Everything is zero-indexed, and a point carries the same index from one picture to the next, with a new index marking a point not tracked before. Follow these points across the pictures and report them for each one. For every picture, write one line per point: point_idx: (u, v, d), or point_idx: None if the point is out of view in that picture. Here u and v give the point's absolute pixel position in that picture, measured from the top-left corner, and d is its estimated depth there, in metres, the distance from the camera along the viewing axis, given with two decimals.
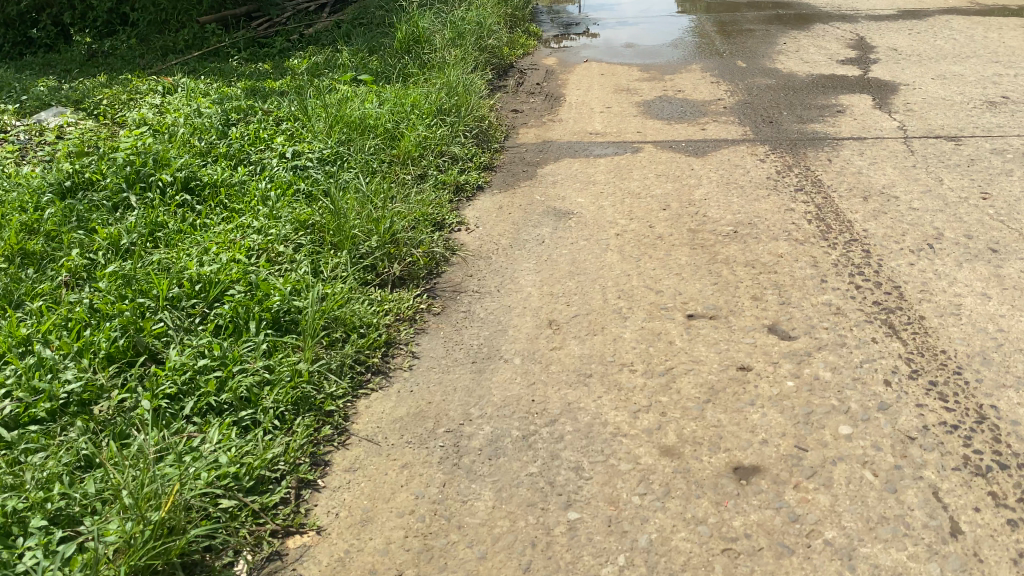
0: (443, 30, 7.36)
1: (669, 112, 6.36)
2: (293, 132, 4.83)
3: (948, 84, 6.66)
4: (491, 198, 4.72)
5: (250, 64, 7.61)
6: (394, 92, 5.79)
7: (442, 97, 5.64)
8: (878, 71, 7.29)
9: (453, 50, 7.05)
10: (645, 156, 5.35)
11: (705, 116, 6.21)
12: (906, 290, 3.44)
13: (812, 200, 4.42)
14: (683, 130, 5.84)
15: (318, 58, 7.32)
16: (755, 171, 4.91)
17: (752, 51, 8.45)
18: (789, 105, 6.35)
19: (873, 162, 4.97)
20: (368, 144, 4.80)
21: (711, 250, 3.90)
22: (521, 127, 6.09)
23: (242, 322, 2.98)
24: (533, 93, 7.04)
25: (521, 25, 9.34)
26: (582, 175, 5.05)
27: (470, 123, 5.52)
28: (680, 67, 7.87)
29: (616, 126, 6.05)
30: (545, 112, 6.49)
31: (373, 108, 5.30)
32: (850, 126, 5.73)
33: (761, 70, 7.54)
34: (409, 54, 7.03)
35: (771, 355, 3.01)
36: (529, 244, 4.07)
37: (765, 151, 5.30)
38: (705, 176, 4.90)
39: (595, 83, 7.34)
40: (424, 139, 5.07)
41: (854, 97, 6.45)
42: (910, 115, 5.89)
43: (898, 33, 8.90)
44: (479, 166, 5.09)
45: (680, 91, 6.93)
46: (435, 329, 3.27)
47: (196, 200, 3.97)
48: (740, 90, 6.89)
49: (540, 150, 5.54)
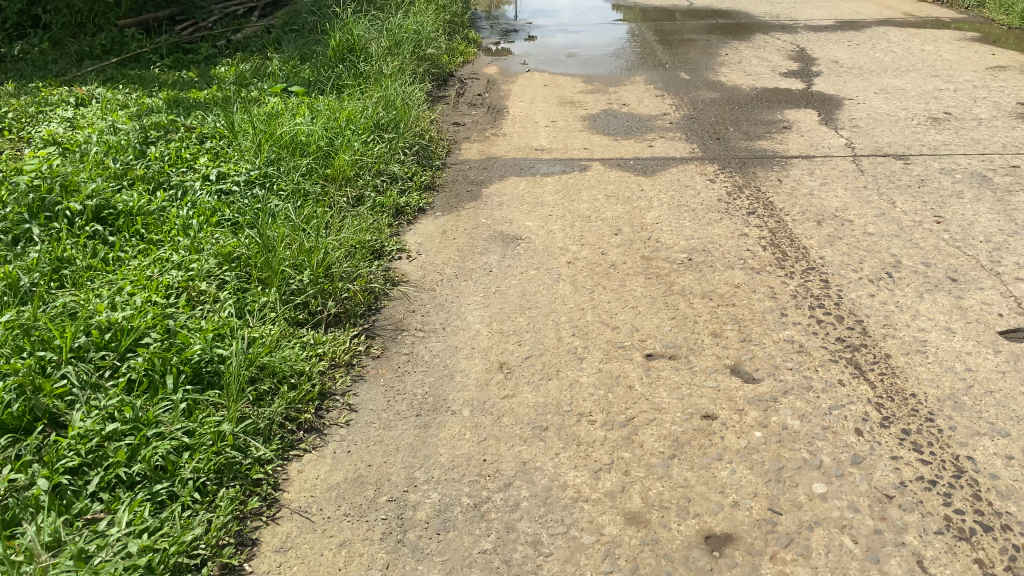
0: (379, 38, 7.08)
1: (615, 127, 6.20)
2: (217, 151, 4.51)
3: (891, 99, 6.65)
4: (433, 220, 4.46)
5: (172, 71, 7.22)
6: (327, 105, 5.49)
7: (378, 111, 5.36)
8: (821, 85, 7.25)
9: (389, 60, 6.78)
10: (593, 175, 5.17)
11: (652, 132, 6.06)
12: (869, 324, 3.29)
13: (766, 224, 4.29)
14: (630, 147, 5.68)
15: (246, 66, 6.99)
16: (706, 192, 4.77)
17: (694, 62, 8.36)
18: (735, 120, 6.25)
19: (824, 183, 4.87)
20: (299, 164, 4.50)
21: (666, 280, 3.72)
22: (463, 141, 5.85)
23: (157, 376, 2.68)
24: (474, 104, 6.81)
25: (459, 31, 9.08)
26: (528, 196, 4.83)
27: (409, 138, 5.25)
28: (623, 78, 7.73)
29: (561, 141, 5.86)
30: (487, 126, 6.27)
31: (305, 123, 4.99)
32: (798, 144, 5.64)
33: (705, 83, 7.44)
34: (343, 62, 6.73)
35: (736, 400, 2.83)
36: (475, 273, 3.84)
37: (715, 170, 5.16)
38: (656, 198, 4.73)
39: (537, 95, 7.14)
40: (360, 156, 4.78)
41: (799, 112, 6.39)
42: (857, 132, 5.83)
43: (837, 45, 8.91)
44: (419, 185, 4.83)
45: (625, 104, 6.78)
46: (375, 377, 3.02)
47: (109, 231, 3.64)
48: (685, 103, 6.77)
49: (483, 168, 5.31)
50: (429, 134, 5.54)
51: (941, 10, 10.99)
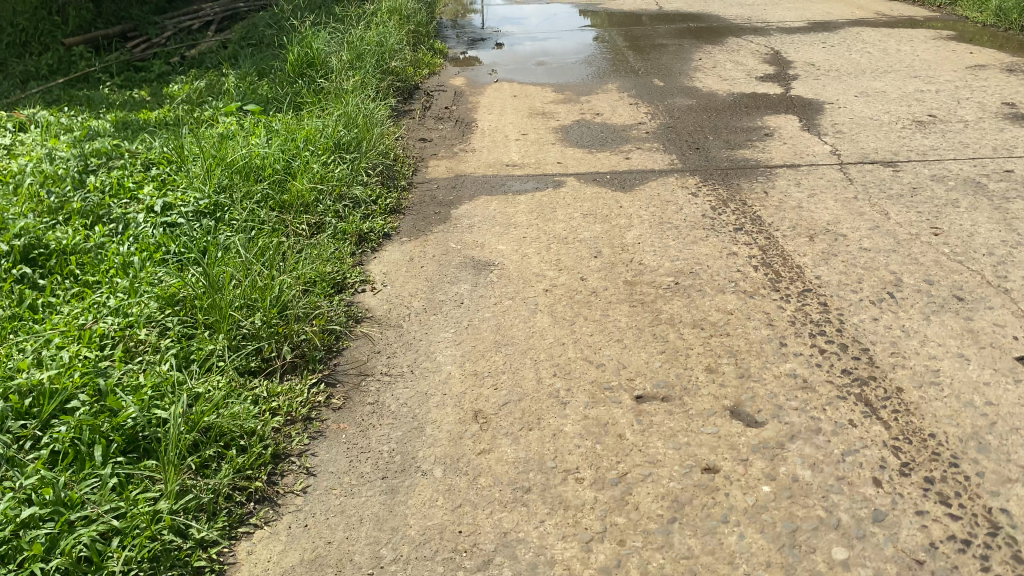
0: (340, 52, 6.76)
1: (589, 138, 5.93)
2: (164, 179, 4.17)
3: (873, 103, 6.44)
4: (399, 246, 4.15)
5: (123, 91, 6.86)
6: (285, 125, 5.18)
7: (339, 130, 5.04)
8: (800, 89, 7.03)
9: (351, 74, 6.48)
10: (569, 191, 4.88)
11: (628, 143, 5.79)
12: (876, 353, 3.03)
13: (756, 241, 4.02)
14: (606, 160, 5.41)
15: (200, 84, 6.65)
16: (689, 208, 4.51)
17: (668, 67, 8.12)
18: (714, 128, 6.00)
19: (812, 194, 4.62)
20: (254, 190, 4.17)
21: (653, 307, 3.44)
22: (431, 158, 5.56)
23: (84, 447, 2.35)
24: (441, 119, 6.51)
25: (425, 42, 8.78)
26: (501, 216, 4.54)
27: (372, 158, 4.94)
28: (595, 86, 7.47)
29: (534, 156, 5.57)
30: (456, 141, 5.97)
31: (260, 145, 4.66)
32: (781, 152, 5.40)
33: (680, 90, 7.20)
34: (302, 79, 6.42)
35: (739, 449, 2.56)
36: (444, 305, 3.52)
37: (696, 183, 4.90)
38: (636, 215, 4.46)
39: (507, 107, 6.85)
40: (320, 180, 4.46)
41: (780, 118, 6.15)
42: (841, 138, 5.60)
43: (812, 47, 8.72)
44: (384, 209, 4.52)
45: (599, 114, 6.51)
46: (335, 432, 2.71)
47: (40, 272, 3.30)
48: (661, 112, 6.52)
49: (452, 187, 5.00)
50: (393, 154, 5.23)
51: (912, 9, 10.87)
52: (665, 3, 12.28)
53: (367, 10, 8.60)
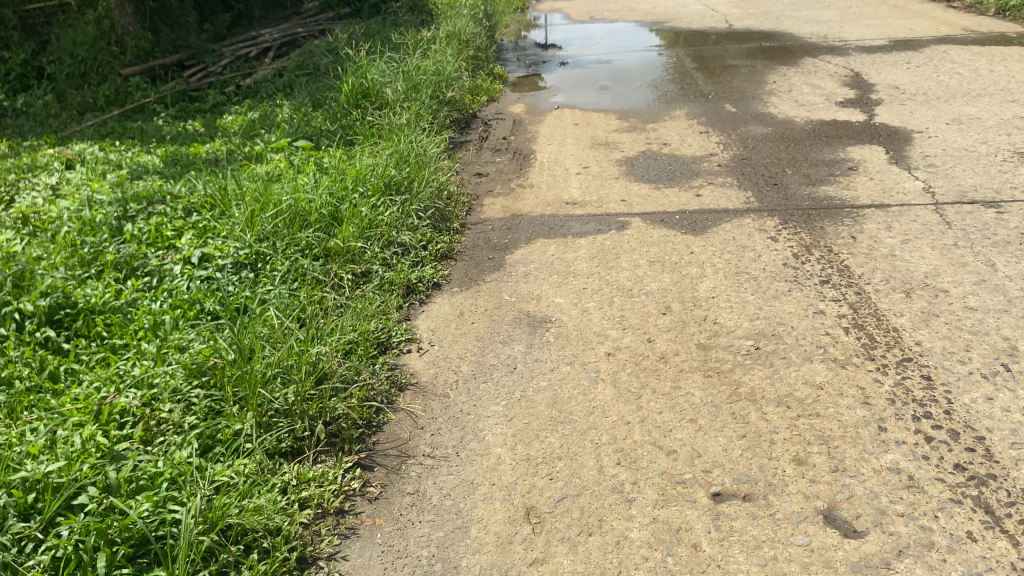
0: (396, 82, 6.56)
1: (655, 172, 5.57)
2: (206, 225, 3.96)
3: (967, 132, 5.95)
4: (448, 298, 3.86)
5: (177, 122, 6.78)
6: (336, 164, 4.97)
7: (390, 170, 4.79)
8: (884, 115, 6.56)
9: (406, 107, 6.26)
10: (634, 233, 4.54)
11: (698, 177, 5.42)
12: (994, 443, 2.62)
13: (844, 298, 3.62)
14: (674, 197, 5.05)
15: (254, 116, 6.52)
16: (767, 255, 4.13)
17: (740, 92, 7.71)
18: (792, 161, 5.59)
19: (905, 240, 4.19)
20: (298, 238, 3.94)
21: (730, 378, 3.07)
22: (487, 196, 5.28)
23: (87, 554, 2.09)
24: (499, 151, 6.24)
25: (484, 68, 8.54)
26: (560, 262, 4.21)
27: (423, 200, 4.67)
28: (662, 113, 7.10)
29: (596, 192, 5.24)
30: (514, 176, 5.68)
31: (307, 188, 4.44)
32: (866, 189, 4.97)
33: (753, 117, 6.79)
34: (356, 112, 6.22)
35: (836, 567, 2.20)
36: (496, 372, 3.19)
37: (775, 225, 4.50)
38: (709, 263, 4.09)
39: (569, 137, 6.54)
40: (368, 224, 4.20)
41: (864, 149, 5.71)
42: (934, 173, 5.15)
43: (895, 68, 8.22)
44: (434, 256, 4.24)
45: (666, 145, 6.15)
46: (371, 530, 2.41)
47: (66, 337, 3.09)
48: (733, 142, 6.13)
49: (509, 228, 4.70)
50: (446, 195, 4.96)
51: (1002, 26, 10.25)
52: (735, 22, 11.84)
53: (425, 36, 8.42)
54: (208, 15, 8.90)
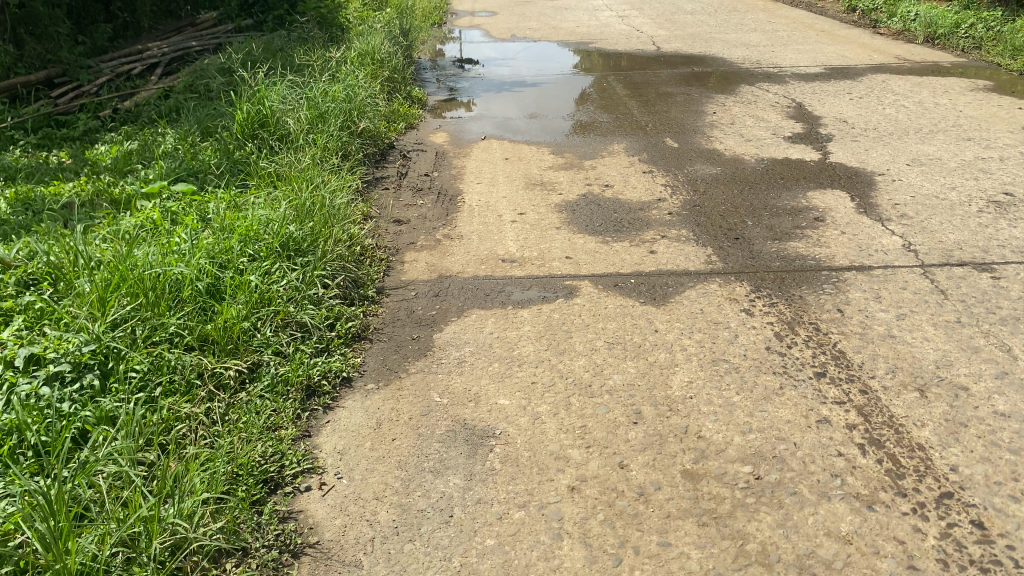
0: (299, 108, 5.70)
1: (600, 220, 4.89)
2: (42, 310, 3.07)
3: (932, 174, 5.50)
4: (360, 399, 3.04)
5: (39, 153, 5.75)
6: (222, 215, 4.09)
7: (289, 223, 3.94)
8: (839, 153, 6.07)
9: (311, 139, 5.41)
10: (586, 302, 3.81)
11: (649, 227, 4.74)
12: None
13: (848, 399, 2.97)
14: (626, 254, 4.36)
15: (132, 147, 5.57)
16: (746, 334, 3.47)
17: (680, 123, 7.14)
18: (751, 208, 4.99)
19: (900, 314, 3.60)
20: (163, 324, 3.08)
21: (733, 528, 2.36)
22: (408, 250, 4.48)
23: None
24: (421, 191, 5.44)
25: (401, 90, 7.73)
26: (500, 344, 3.45)
27: (330, 262, 3.82)
28: (599, 147, 6.45)
29: (536, 246, 4.52)
30: (438, 224, 4.90)
31: (181, 253, 3.58)
32: (840, 246, 4.38)
33: (699, 154, 6.19)
34: (252, 145, 5.34)
35: None
36: (424, 524, 2.40)
37: (747, 293, 3.85)
38: (679, 345, 3.39)
39: (498, 176, 5.80)
40: (257, 300, 3.36)
41: (827, 195, 5.17)
42: (910, 225, 4.63)
43: (837, 99, 7.80)
44: (344, 338, 3.41)
45: (609, 187, 5.47)
46: None
47: None
48: (682, 183, 5.50)
49: (435, 295, 3.91)
50: (356, 253, 4.14)
51: (935, 53, 10.05)
52: (663, 44, 11.35)
53: (335, 55, 7.57)
54: (85, 26, 7.84)
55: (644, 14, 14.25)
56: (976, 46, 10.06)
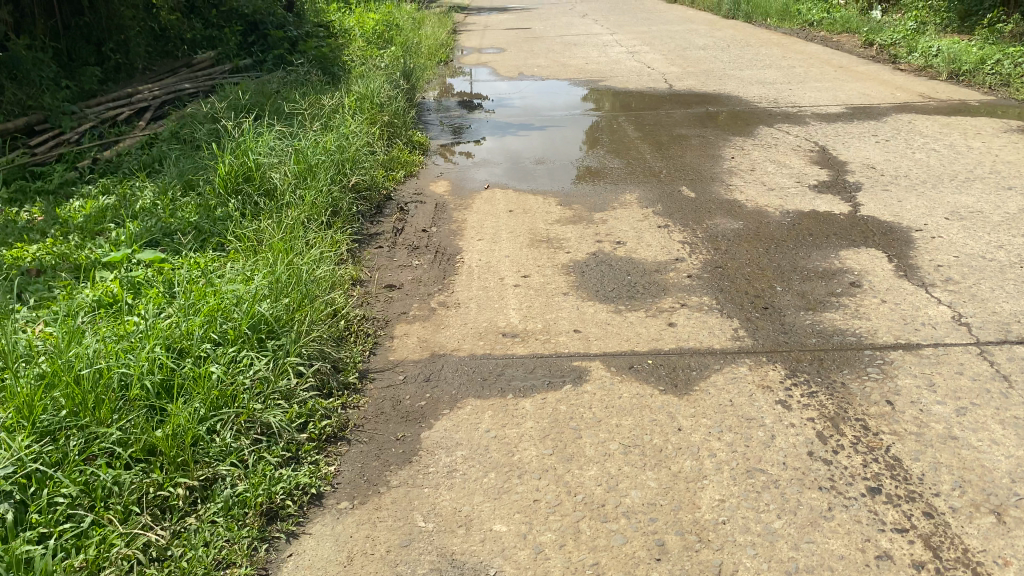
0: (287, 161, 5.30)
1: (613, 285, 4.44)
2: None
3: (974, 229, 5.05)
4: (331, 524, 2.59)
5: (8, 208, 5.32)
6: (188, 292, 3.66)
7: (263, 300, 3.51)
8: (871, 204, 5.63)
9: (299, 196, 5.00)
10: (597, 389, 3.35)
11: (667, 293, 4.29)
12: None
13: (911, 525, 2.50)
14: (642, 326, 3.91)
15: (107, 202, 5.16)
16: (785, 434, 3.00)
17: (696, 169, 6.71)
18: (779, 270, 4.53)
19: (960, 408, 3.12)
20: (101, 434, 2.63)
21: None
22: (400, 320, 4.04)
23: None
24: (417, 249, 5.01)
25: (402, 135, 7.34)
26: (499, 445, 2.97)
27: (306, 345, 3.38)
28: (611, 197, 6.02)
29: (542, 317, 4.06)
30: (434, 288, 4.45)
31: (135, 342, 3.14)
32: (882, 318, 3.92)
33: (719, 205, 5.75)
34: (235, 202, 4.92)
35: None
36: None
37: (781, 378, 3.39)
38: (706, 449, 2.92)
39: (501, 231, 5.37)
40: (216, 398, 2.92)
41: (862, 254, 4.73)
42: (958, 291, 4.17)
43: (863, 142, 7.38)
44: (316, 441, 2.97)
45: (621, 245, 5.03)
46: None
47: None
48: (702, 240, 5.05)
49: (426, 380, 3.46)
50: (338, 331, 3.70)
51: (960, 90, 9.66)
52: (676, 81, 10.98)
53: (331, 100, 7.19)
54: (73, 69, 7.48)
55: (655, 50, 13.92)
56: (1005, 83, 9.65)
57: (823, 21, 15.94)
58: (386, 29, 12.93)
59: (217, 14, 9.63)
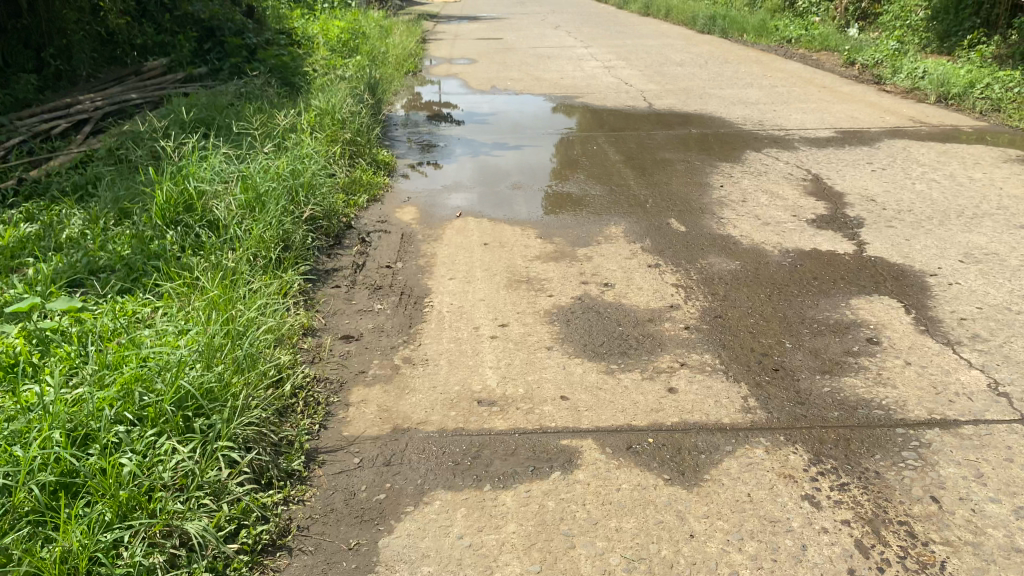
0: (232, 187, 4.73)
1: (602, 336, 3.93)
2: None
3: (993, 275, 4.63)
4: None
5: None
6: (104, 352, 3.07)
7: (191, 367, 2.94)
8: (877, 243, 5.20)
9: (245, 230, 4.45)
10: (591, 476, 2.83)
11: (663, 349, 3.79)
12: None
13: None
14: (638, 391, 3.40)
15: (28, 228, 4.51)
16: (819, 544, 2.50)
17: (683, 199, 6.25)
18: (786, 321, 4.06)
19: (1018, 508, 2.66)
20: None
21: None
22: (359, 380, 3.49)
23: None
24: (380, 290, 4.47)
25: (366, 155, 6.80)
26: (476, 559, 2.45)
27: (241, 424, 2.82)
28: (594, 230, 5.53)
29: (523, 376, 3.54)
30: (398, 339, 3.89)
31: (27, 426, 2.56)
32: (909, 385, 3.45)
33: (712, 241, 5.29)
34: (173, 234, 4.37)
35: None
36: None
37: (805, 465, 2.89)
38: (726, 565, 2.42)
39: (475, 269, 4.84)
40: (125, 502, 2.36)
41: (875, 304, 4.27)
42: (990, 352, 3.72)
43: (858, 171, 6.96)
44: (249, 556, 2.43)
45: (609, 287, 4.53)
46: None
47: None
48: (697, 283, 4.57)
49: (387, 463, 2.92)
50: (280, 404, 3.16)
51: (951, 115, 9.33)
52: (655, 99, 10.55)
53: (288, 117, 6.62)
54: (7, 77, 6.85)
55: (631, 65, 13.49)
56: (995, 109, 9.35)
57: (801, 38, 15.65)
58: (352, 38, 12.36)
59: (170, 18, 9.06)
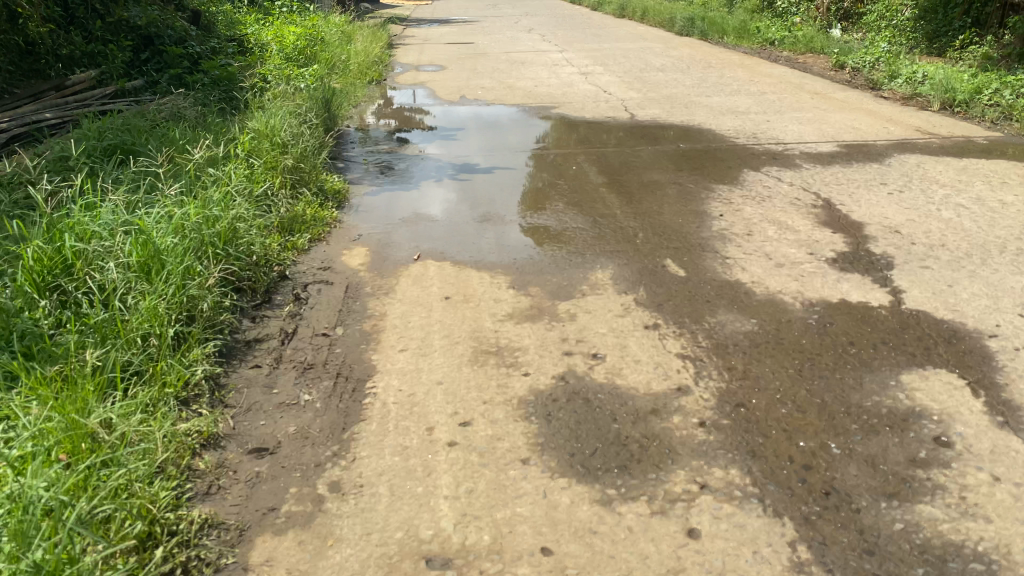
0: (125, 243, 3.75)
1: (595, 439, 3.01)
2: None
3: None
4: None
5: None
6: None
7: None
8: (916, 290, 4.35)
9: (135, 302, 3.48)
10: None
11: (675, 460, 2.89)
12: None
13: None
14: (647, 536, 2.50)
15: None
16: None
17: (679, 232, 5.37)
18: (827, 412, 3.17)
19: None
20: None
21: None
22: (268, 522, 2.55)
23: None
24: (310, 369, 3.52)
25: (310, 185, 5.85)
26: None
27: None
28: (577, 276, 4.63)
29: (492, 511, 2.62)
30: (326, 451, 2.92)
31: None
32: (1007, 515, 2.59)
33: (719, 290, 4.40)
34: (45, 306, 3.38)
35: None
36: None
37: None
38: None
39: (432, 335, 3.91)
40: None
41: (933, 381, 3.41)
42: None
43: (873, 193, 6.13)
44: None
45: (599, 361, 3.62)
46: None
47: None
48: (708, 353, 3.67)
49: None
50: None
51: (960, 124, 8.55)
52: (638, 109, 9.69)
53: (216, 146, 5.66)
54: None
55: (610, 71, 12.64)
56: (1007, 118, 8.59)
57: (785, 40, 14.87)
58: (309, 44, 11.37)
59: (102, 26, 8.00)
